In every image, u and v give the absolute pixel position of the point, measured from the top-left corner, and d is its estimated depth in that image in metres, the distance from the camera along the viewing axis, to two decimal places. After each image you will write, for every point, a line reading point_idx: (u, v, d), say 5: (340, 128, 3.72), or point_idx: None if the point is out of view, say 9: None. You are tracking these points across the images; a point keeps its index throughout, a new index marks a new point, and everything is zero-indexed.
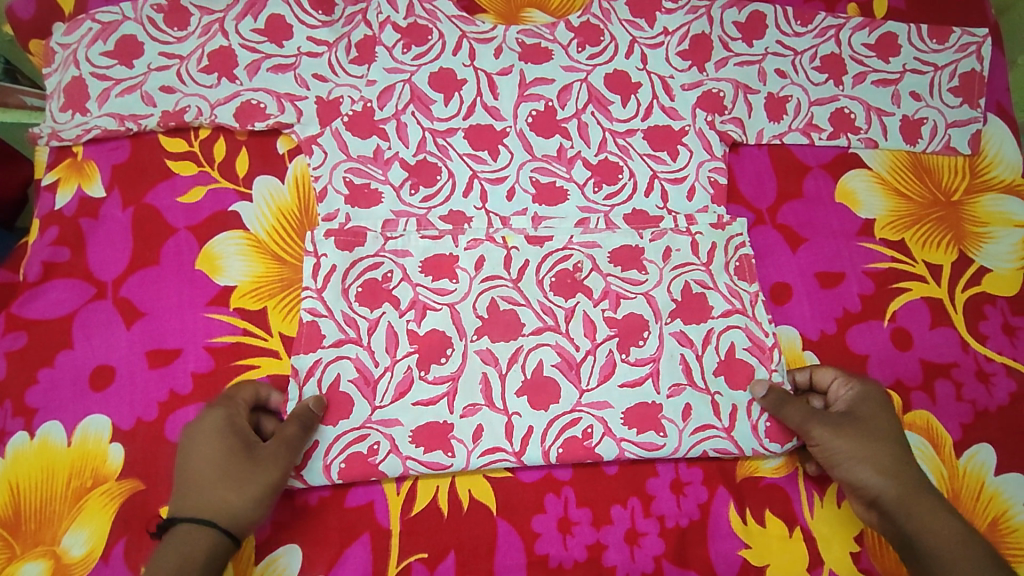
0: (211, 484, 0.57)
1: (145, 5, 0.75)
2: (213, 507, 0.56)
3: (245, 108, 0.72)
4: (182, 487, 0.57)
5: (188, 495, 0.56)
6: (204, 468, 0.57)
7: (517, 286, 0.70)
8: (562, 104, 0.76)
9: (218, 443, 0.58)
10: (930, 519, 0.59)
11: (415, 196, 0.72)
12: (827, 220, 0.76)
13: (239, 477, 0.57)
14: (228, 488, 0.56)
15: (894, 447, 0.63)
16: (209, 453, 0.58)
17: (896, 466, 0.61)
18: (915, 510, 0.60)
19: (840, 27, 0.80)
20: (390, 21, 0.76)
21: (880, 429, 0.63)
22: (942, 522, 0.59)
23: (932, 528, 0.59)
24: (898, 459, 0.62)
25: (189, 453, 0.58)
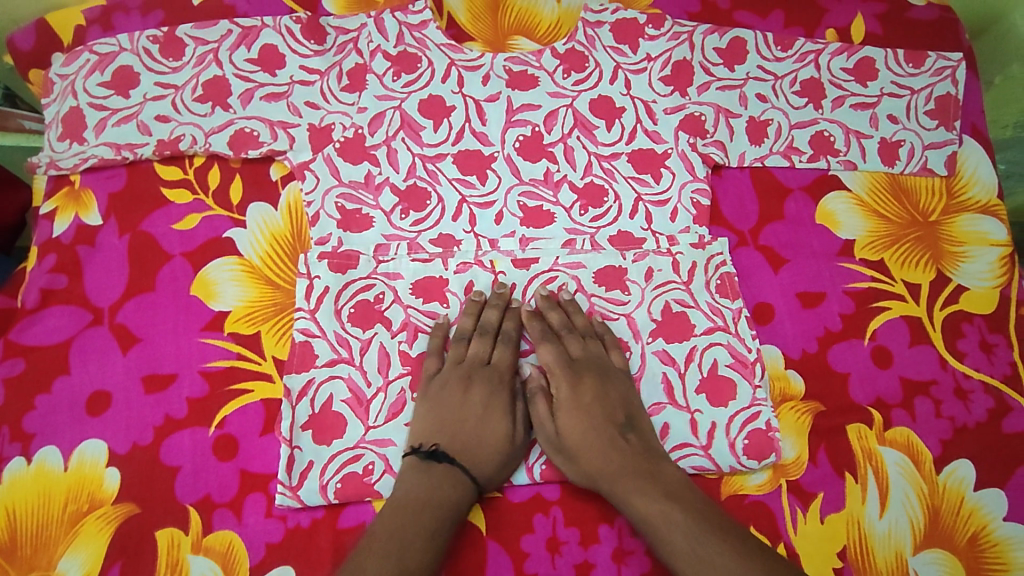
0: (419, 434, 0.66)
1: (142, 36, 0.77)
2: (467, 460, 0.65)
3: (239, 136, 0.74)
4: (419, 431, 0.66)
5: (447, 441, 0.65)
6: (486, 425, 0.67)
7: (504, 308, 0.72)
8: (548, 129, 0.78)
9: (424, 402, 0.67)
10: (631, 486, 0.63)
11: (405, 220, 0.74)
12: (808, 240, 0.77)
13: (498, 428, 0.67)
14: (474, 445, 0.66)
15: (603, 415, 0.67)
16: (467, 404, 0.67)
17: (572, 434, 0.66)
18: (613, 478, 0.64)
19: (819, 52, 0.83)
20: (381, 49, 0.78)
21: (595, 398, 0.68)
22: (646, 488, 0.62)
23: (633, 494, 0.62)
24: (588, 426, 0.67)
25: (428, 401, 0.67)
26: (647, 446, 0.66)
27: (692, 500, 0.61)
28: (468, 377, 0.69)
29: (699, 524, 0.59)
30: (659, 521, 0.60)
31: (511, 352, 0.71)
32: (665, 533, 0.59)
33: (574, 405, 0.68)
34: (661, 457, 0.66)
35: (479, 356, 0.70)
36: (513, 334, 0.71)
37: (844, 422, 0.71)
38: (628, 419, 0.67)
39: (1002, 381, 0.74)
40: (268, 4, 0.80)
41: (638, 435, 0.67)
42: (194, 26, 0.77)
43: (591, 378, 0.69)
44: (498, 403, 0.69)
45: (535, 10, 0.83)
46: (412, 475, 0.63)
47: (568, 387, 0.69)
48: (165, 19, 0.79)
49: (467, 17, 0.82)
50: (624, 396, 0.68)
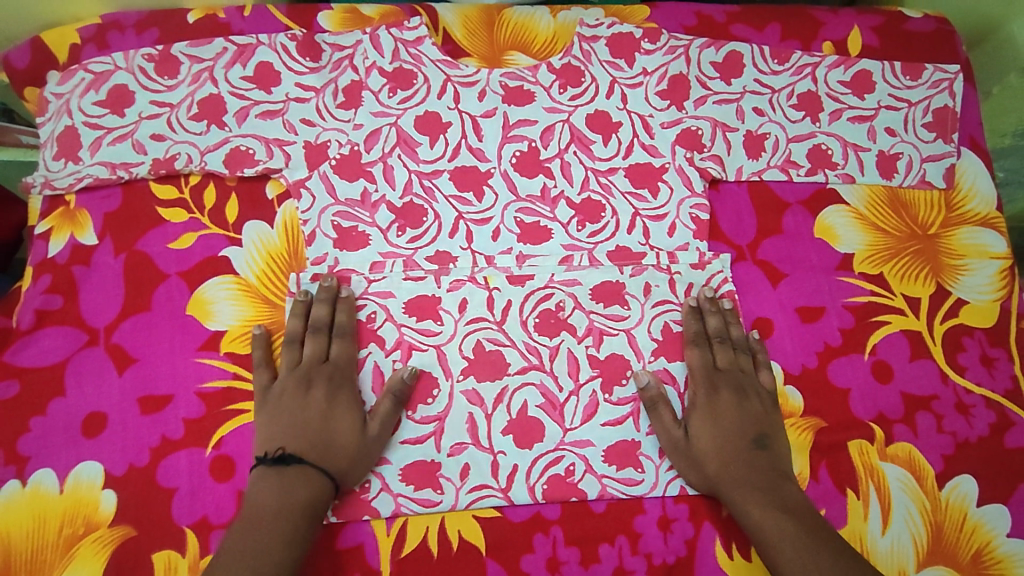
0: (267, 439, 0.64)
1: (137, 55, 0.77)
2: (318, 458, 0.63)
3: (235, 154, 0.74)
4: (265, 438, 0.64)
5: (296, 443, 0.64)
6: (332, 422, 0.65)
7: (501, 327, 0.71)
8: (545, 144, 0.78)
9: (265, 407, 0.66)
10: (752, 499, 0.64)
11: (402, 237, 0.74)
12: (807, 254, 0.77)
13: (345, 424, 0.65)
14: (322, 445, 0.64)
15: (737, 428, 0.68)
16: (308, 406, 0.66)
17: (702, 446, 0.67)
18: (733, 492, 0.65)
19: (816, 65, 0.82)
20: (376, 66, 0.78)
21: (732, 410, 0.69)
22: (766, 503, 0.63)
23: (748, 508, 0.63)
24: (721, 440, 0.67)
25: (270, 407, 0.66)
26: (777, 463, 0.67)
27: (806, 518, 0.62)
28: (304, 380, 0.67)
29: (815, 543, 0.60)
30: (775, 536, 0.61)
31: (348, 347, 0.69)
32: (780, 548, 0.60)
33: (715, 415, 0.69)
34: (785, 473, 0.66)
35: (315, 355, 0.68)
36: (347, 326, 0.69)
37: (845, 437, 0.70)
38: (758, 434, 0.68)
39: (1003, 395, 0.73)
40: (263, 21, 0.80)
41: (772, 452, 0.67)
42: (189, 44, 0.77)
43: (729, 391, 0.69)
44: (340, 399, 0.67)
45: (531, 24, 0.83)
46: (261, 482, 0.61)
47: (703, 396, 0.70)
48: (160, 37, 0.79)
49: (462, 33, 0.82)
50: (763, 410, 0.69)
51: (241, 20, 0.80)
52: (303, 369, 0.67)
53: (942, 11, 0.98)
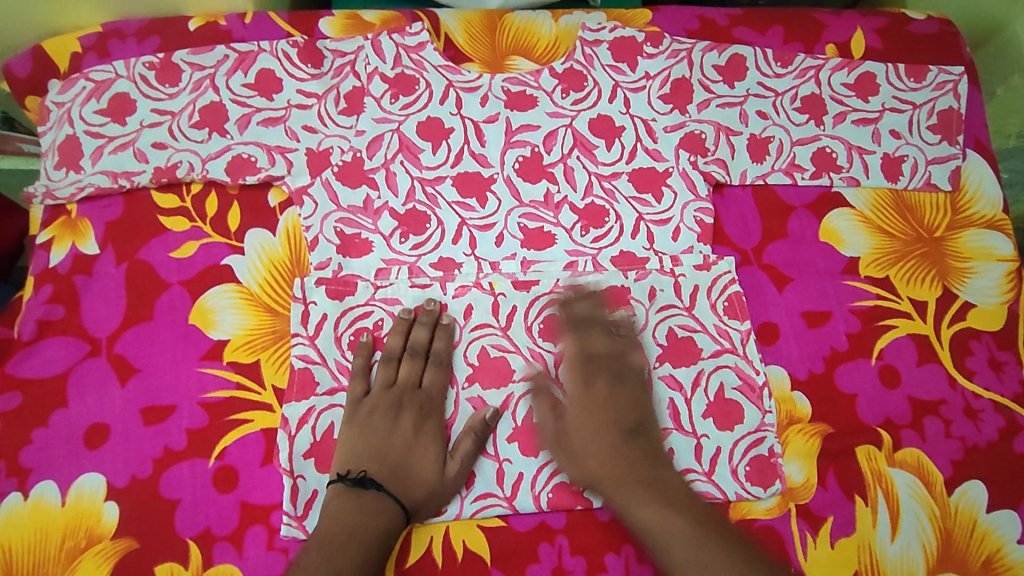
0: (346, 459, 0.65)
1: (138, 63, 0.77)
2: (397, 488, 0.64)
3: (236, 162, 0.73)
4: (346, 457, 0.65)
5: (375, 466, 0.65)
6: (414, 452, 0.66)
7: (506, 333, 0.71)
8: (548, 149, 0.77)
9: (352, 425, 0.66)
10: (629, 495, 0.63)
11: (405, 244, 0.73)
12: (812, 258, 0.76)
13: (426, 457, 0.66)
14: (402, 474, 0.65)
15: (612, 419, 0.68)
16: (395, 433, 0.67)
17: (576, 441, 0.67)
18: (627, 487, 0.64)
19: (819, 68, 0.82)
20: (378, 71, 0.78)
21: (605, 399, 0.69)
22: (650, 497, 0.63)
23: (636, 506, 0.63)
24: (597, 432, 0.67)
25: (357, 425, 0.66)
26: (652, 453, 0.66)
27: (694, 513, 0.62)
28: (396, 404, 0.67)
29: (704, 539, 0.59)
30: (662, 531, 0.61)
31: (442, 375, 0.69)
32: (667, 546, 0.60)
33: (588, 406, 0.69)
34: (662, 462, 0.66)
35: (410, 381, 0.69)
36: (444, 356, 0.69)
37: (852, 443, 0.70)
38: (635, 423, 0.67)
39: (1012, 399, 0.73)
40: (265, 28, 0.79)
41: (648, 442, 0.67)
42: (190, 52, 0.77)
43: (606, 377, 0.69)
44: (426, 429, 0.67)
45: (533, 28, 0.83)
46: (340, 500, 0.62)
47: (579, 388, 0.70)
48: (161, 44, 0.78)
49: (464, 38, 0.82)
50: (639, 398, 0.69)
51: (242, 27, 0.79)
52: (405, 395, 0.68)
53: (945, 11, 0.97)
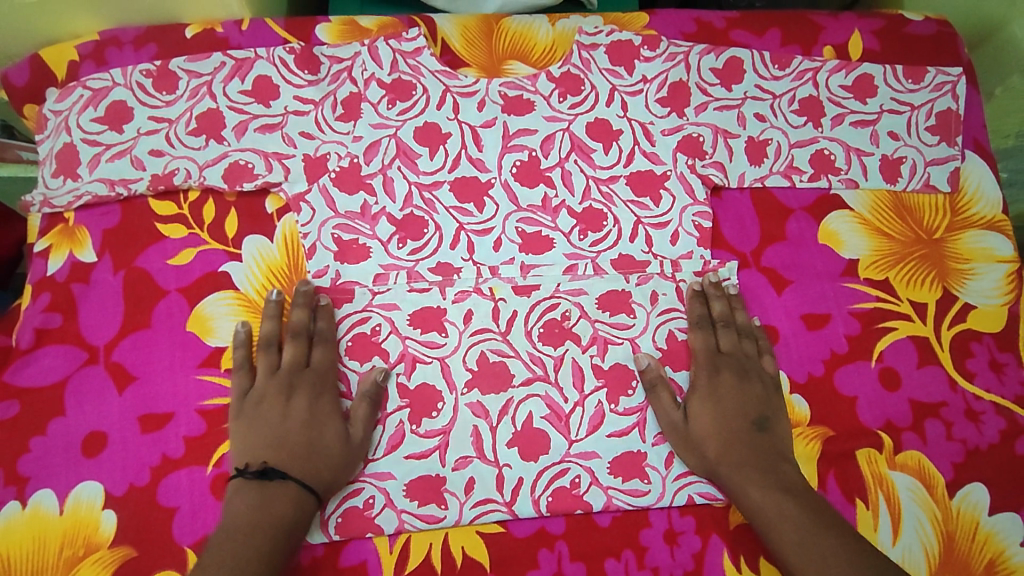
0: (244, 452, 0.63)
1: (135, 71, 0.77)
2: (299, 470, 0.62)
3: (233, 169, 0.73)
4: (242, 449, 0.64)
5: (279, 456, 0.63)
6: (313, 430, 0.65)
7: (506, 338, 0.71)
8: (545, 153, 0.77)
9: (240, 417, 0.65)
10: (751, 480, 0.64)
11: (402, 249, 0.73)
12: (811, 260, 0.76)
13: (327, 434, 0.65)
14: (302, 454, 0.63)
15: (739, 410, 0.68)
16: (288, 415, 0.65)
17: (701, 429, 0.67)
18: (739, 473, 0.64)
19: (817, 70, 0.82)
20: (375, 77, 0.78)
21: (733, 393, 0.68)
22: (765, 483, 0.63)
23: (749, 492, 0.64)
24: (720, 423, 0.67)
25: (247, 417, 0.65)
26: (777, 445, 0.67)
27: (808, 500, 0.63)
28: (286, 388, 0.66)
29: (818, 525, 0.61)
30: (776, 515, 0.62)
31: (330, 352, 0.69)
32: (780, 530, 0.61)
33: (714, 394, 0.69)
34: (785, 449, 0.67)
35: (295, 361, 0.67)
36: (328, 333, 0.69)
37: (853, 446, 0.69)
38: (760, 414, 0.68)
39: (1013, 401, 0.72)
40: (262, 35, 0.79)
41: (772, 434, 0.67)
42: (187, 59, 0.77)
43: (731, 372, 0.69)
44: (320, 407, 0.66)
45: (530, 32, 0.83)
46: (239, 496, 0.61)
47: (705, 377, 0.69)
48: (159, 52, 0.79)
49: (461, 44, 0.82)
50: (765, 392, 0.69)
51: (239, 34, 0.79)
52: (319, 377, 0.67)
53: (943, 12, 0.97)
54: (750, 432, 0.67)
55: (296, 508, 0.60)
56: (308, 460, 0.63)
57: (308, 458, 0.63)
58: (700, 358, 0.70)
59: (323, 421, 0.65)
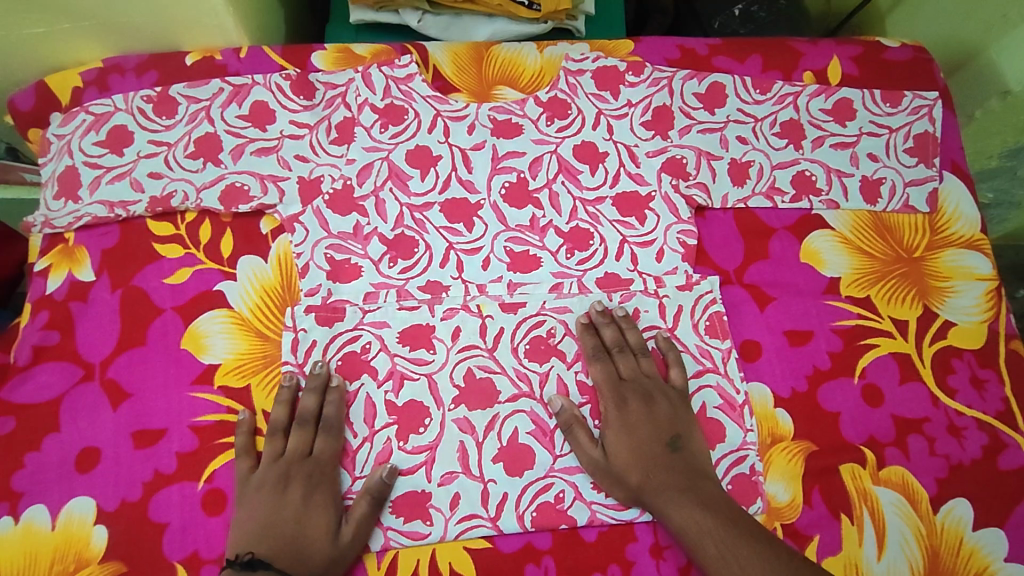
0: (236, 543, 0.62)
1: (136, 97, 0.80)
2: (287, 563, 0.61)
3: (230, 191, 0.75)
4: (237, 541, 0.62)
5: (266, 546, 0.61)
6: (306, 525, 0.63)
7: (492, 354, 0.72)
8: (533, 175, 0.80)
9: (238, 505, 0.64)
10: (672, 501, 0.64)
11: (393, 268, 0.75)
12: (794, 278, 0.77)
13: (318, 528, 0.63)
14: (294, 549, 0.62)
15: (651, 434, 0.68)
16: (284, 506, 0.64)
17: (621, 460, 0.67)
18: (662, 496, 0.65)
19: (797, 94, 0.85)
20: (368, 102, 0.81)
21: (642, 419, 0.68)
22: (687, 503, 0.64)
23: (670, 509, 0.64)
24: (635, 450, 0.67)
25: (245, 504, 0.64)
26: (692, 461, 0.67)
27: (727, 512, 0.63)
28: (283, 479, 0.65)
29: (736, 536, 0.61)
30: (699, 535, 0.62)
31: (334, 442, 0.67)
32: (703, 545, 0.62)
33: (621, 407, 0.69)
34: (704, 471, 0.67)
35: (299, 450, 0.66)
36: (333, 424, 0.67)
37: (836, 462, 0.70)
38: (673, 437, 0.68)
39: (995, 417, 0.73)
40: (260, 62, 0.82)
41: (684, 450, 0.67)
42: (187, 85, 0.80)
43: (637, 399, 0.69)
44: (319, 498, 0.65)
45: (519, 59, 0.86)
46: None
47: (614, 408, 0.69)
48: (159, 78, 0.81)
49: (452, 69, 0.84)
50: (670, 410, 0.69)
51: (237, 61, 0.82)
52: (315, 459, 0.66)
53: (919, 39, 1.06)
54: (666, 454, 0.67)
55: None
56: (297, 554, 0.62)
57: (299, 546, 0.62)
58: (608, 393, 0.70)
59: (315, 514, 0.64)
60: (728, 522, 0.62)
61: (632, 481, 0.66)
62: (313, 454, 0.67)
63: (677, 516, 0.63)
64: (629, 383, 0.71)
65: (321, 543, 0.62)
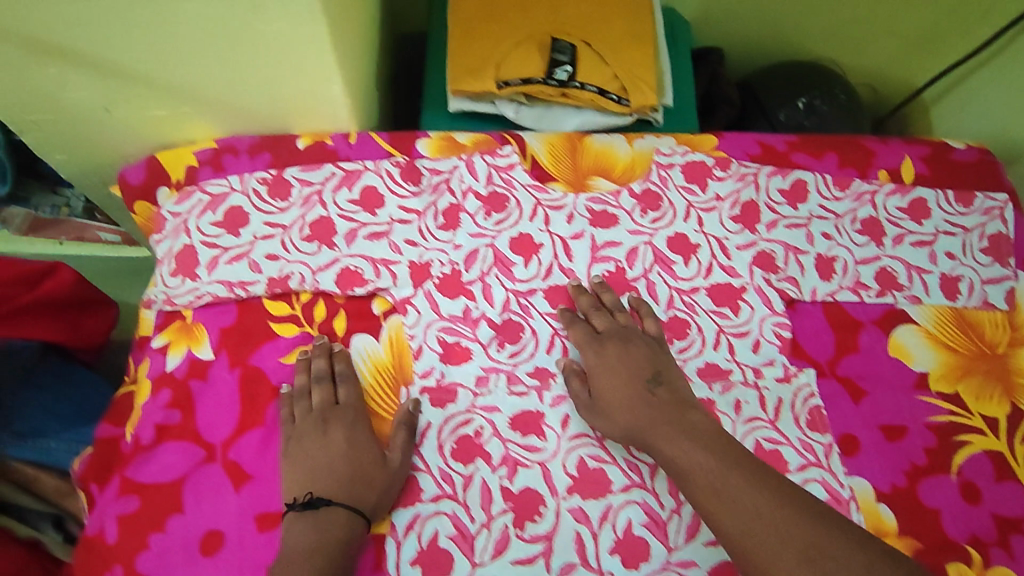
0: (292, 489, 0.68)
1: (251, 178, 0.82)
2: (346, 496, 0.66)
3: (345, 275, 0.78)
4: (293, 488, 0.68)
5: (322, 485, 0.67)
6: (352, 458, 0.69)
7: (602, 443, 0.74)
8: (630, 264, 0.84)
9: (288, 461, 0.69)
10: (665, 437, 0.69)
11: (502, 352, 0.78)
12: (884, 372, 0.81)
13: (364, 458, 0.69)
14: (352, 482, 0.67)
15: (632, 373, 0.73)
16: (328, 446, 0.69)
17: (608, 400, 0.73)
18: (654, 428, 0.70)
19: (874, 192, 0.90)
20: (472, 190, 0.84)
21: (620, 358, 0.75)
22: (672, 435, 0.68)
23: (661, 446, 0.68)
24: (619, 390, 0.73)
25: (292, 457, 0.69)
26: (676, 395, 0.72)
27: (714, 441, 0.68)
28: (320, 424, 0.70)
29: (728, 468, 0.65)
30: (696, 468, 0.66)
31: (354, 388, 0.73)
32: (694, 477, 0.65)
33: (609, 351, 0.76)
34: (687, 403, 0.72)
35: (326, 401, 0.72)
36: (349, 372, 0.73)
37: (943, 560, 0.71)
38: (653, 375, 0.73)
39: None
40: (368, 149, 0.85)
41: (668, 386, 0.73)
42: (300, 169, 0.83)
43: (615, 342, 0.76)
44: (359, 437, 0.70)
45: (611, 151, 0.89)
46: (296, 527, 0.65)
47: (593, 355, 0.76)
48: (272, 160, 0.84)
49: (549, 160, 0.87)
50: (650, 352, 0.75)
51: (347, 147, 0.85)
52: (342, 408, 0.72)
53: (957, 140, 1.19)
54: (645, 390, 0.72)
55: (348, 525, 0.65)
56: (349, 482, 0.67)
57: (347, 478, 0.67)
58: (592, 346, 0.76)
59: (358, 451, 0.69)
60: (722, 454, 0.66)
61: (620, 420, 0.71)
62: (339, 401, 0.72)
63: (671, 454, 0.68)
64: (609, 334, 0.77)
65: (370, 469, 0.68)
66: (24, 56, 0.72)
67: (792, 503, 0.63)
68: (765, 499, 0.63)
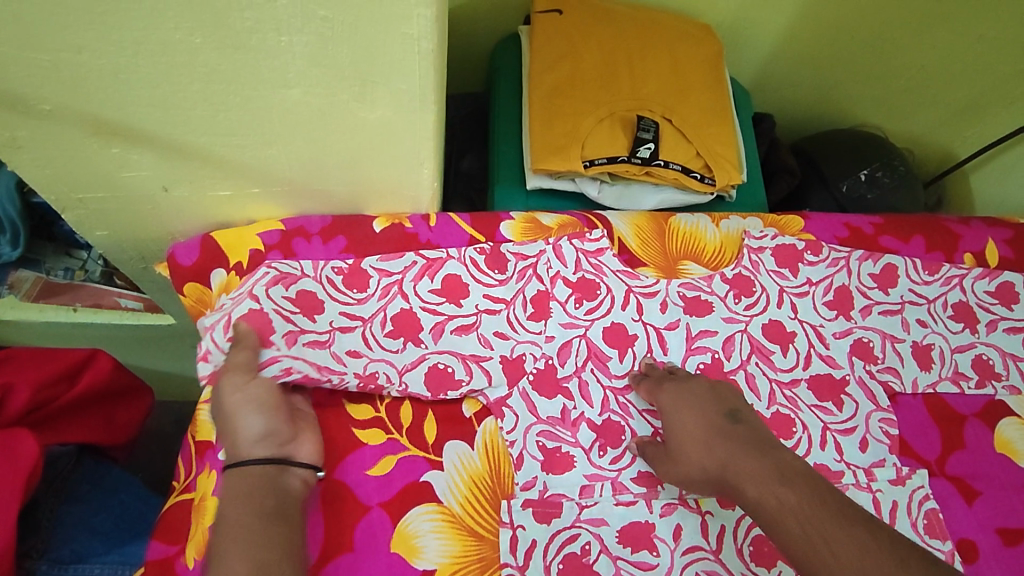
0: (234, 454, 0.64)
1: (326, 266, 0.75)
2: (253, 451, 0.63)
3: (435, 376, 0.72)
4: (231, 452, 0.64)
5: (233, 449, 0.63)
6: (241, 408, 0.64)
7: (718, 557, 0.68)
8: (727, 355, 0.79)
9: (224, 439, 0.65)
10: (751, 477, 0.62)
11: (604, 457, 0.72)
12: (993, 470, 0.78)
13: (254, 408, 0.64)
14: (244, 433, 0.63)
15: (707, 409, 0.69)
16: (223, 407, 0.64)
17: (685, 442, 0.67)
18: (738, 466, 0.63)
19: (963, 276, 0.88)
20: (560, 275, 0.79)
21: (692, 394, 0.70)
22: (760, 477, 0.61)
23: (745, 486, 0.62)
24: (696, 427, 0.67)
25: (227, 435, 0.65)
26: (756, 432, 0.66)
27: (811, 484, 0.60)
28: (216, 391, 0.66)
29: (827, 515, 0.57)
30: (783, 509, 0.59)
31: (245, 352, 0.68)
32: (786, 524, 0.58)
33: (683, 390, 0.71)
34: (772, 441, 0.65)
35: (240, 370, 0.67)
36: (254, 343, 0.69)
37: None
38: (730, 410, 0.68)
39: None
40: (450, 231, 0.80)
41: (747, 424, 0.67)
42: (379, 258, 0.77)
43: (687, 381, 0.72)
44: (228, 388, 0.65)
45: (699, 233, 0.85)
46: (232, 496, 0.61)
47: (658, 394, 0.72)
48: (348, 245, 0.77)
49: (637, 242, 0.83)
50: (728, 391, 0.71)
51: (428, 230, 0.79)
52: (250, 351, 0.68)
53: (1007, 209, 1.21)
54: (723, 424, 0.67)
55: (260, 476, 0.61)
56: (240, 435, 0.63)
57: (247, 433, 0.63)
58: (655, 387, 0.73)
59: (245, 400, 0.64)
60: (816, 496, 0.59)
61: (695, 457, 0.66)
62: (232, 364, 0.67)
63: (752, 492, 0.61)
64: (679, 377, 0.73)
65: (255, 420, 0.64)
66: (87, 136, 0.64)
67: (912, 566, 0.53)
68: (867, 548, 0.54)
